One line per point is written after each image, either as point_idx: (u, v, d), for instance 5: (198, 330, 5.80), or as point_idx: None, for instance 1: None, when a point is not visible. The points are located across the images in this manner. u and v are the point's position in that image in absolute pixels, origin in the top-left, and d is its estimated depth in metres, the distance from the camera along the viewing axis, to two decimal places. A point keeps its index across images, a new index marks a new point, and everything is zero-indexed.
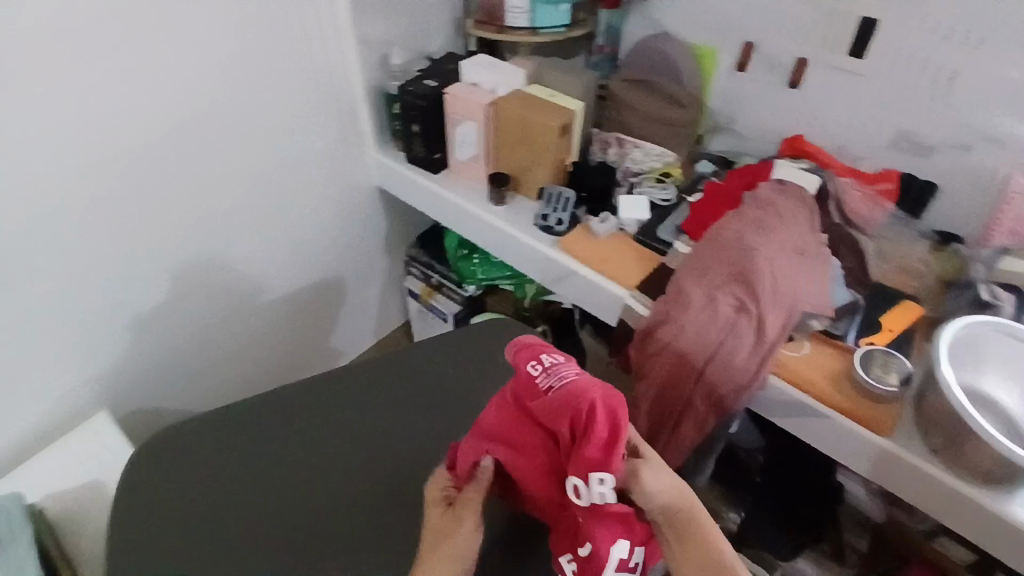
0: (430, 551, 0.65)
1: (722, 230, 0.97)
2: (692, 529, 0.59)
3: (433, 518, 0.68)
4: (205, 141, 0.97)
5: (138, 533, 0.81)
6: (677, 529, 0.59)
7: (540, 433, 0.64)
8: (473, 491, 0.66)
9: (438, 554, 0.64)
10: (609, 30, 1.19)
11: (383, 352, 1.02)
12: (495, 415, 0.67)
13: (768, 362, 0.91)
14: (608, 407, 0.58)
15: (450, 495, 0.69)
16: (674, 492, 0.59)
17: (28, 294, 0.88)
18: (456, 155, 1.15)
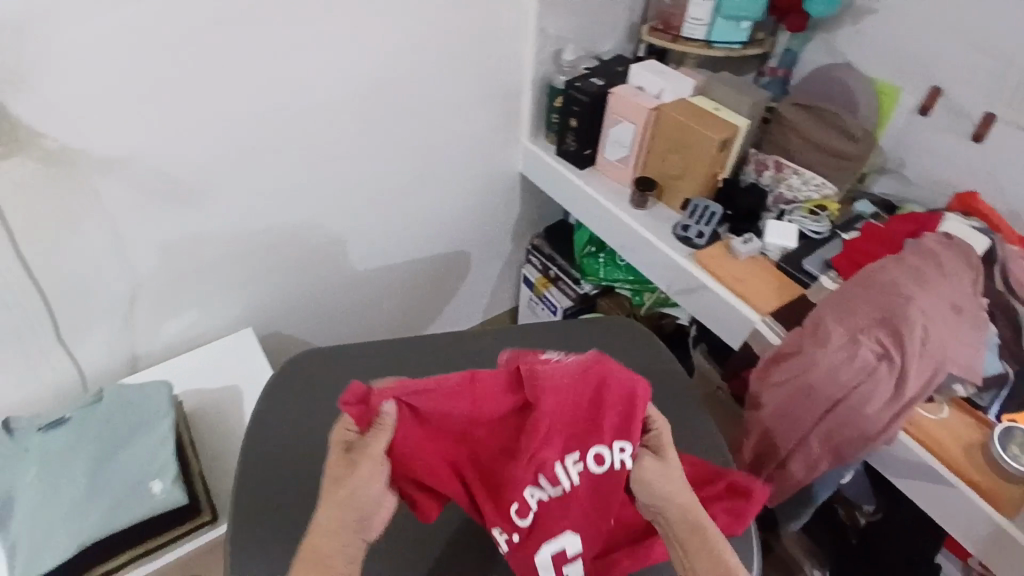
0: (330, 499, 0.61)
1: (875, 273, 0.91)
2: (692, 538, 0.62)
3: (331, 465, 0.62)
4: (388, 104, 1.05)
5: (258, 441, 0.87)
6: (680, 537, 0.62)
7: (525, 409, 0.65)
8: (371, 436, 0.62)
9: (338, 502, 0.60)
10: (785, 55, 1.21)
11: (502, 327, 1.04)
12: (457, 379, 0.65)
13: (902, 416, 0.85)
14: (631, 388, 0.63)
15: (351, 441, 0.63)
16: (679, 500, 0.62)
17: (218, 212, 1.00)
18: (607, 154, 1.18)
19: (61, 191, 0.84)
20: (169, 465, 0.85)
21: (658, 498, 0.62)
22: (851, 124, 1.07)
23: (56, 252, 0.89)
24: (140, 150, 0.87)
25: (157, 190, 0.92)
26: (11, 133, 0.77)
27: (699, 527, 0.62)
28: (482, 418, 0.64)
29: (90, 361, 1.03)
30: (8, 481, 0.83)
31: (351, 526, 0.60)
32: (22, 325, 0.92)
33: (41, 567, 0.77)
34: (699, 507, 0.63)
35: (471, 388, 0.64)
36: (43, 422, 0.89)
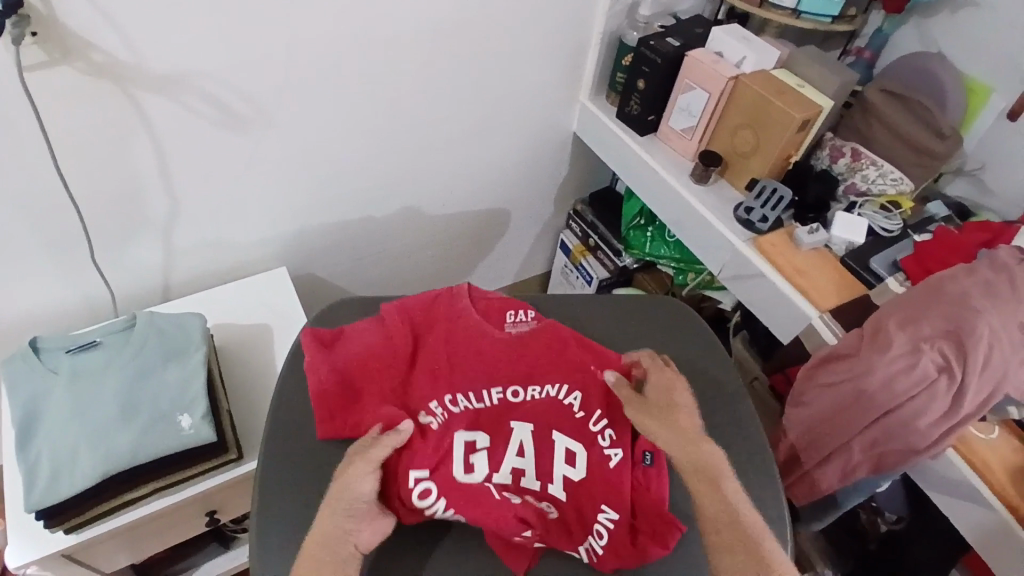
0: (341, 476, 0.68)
1: (945, 281, 0.82)
2: (706, 485, 0.68)
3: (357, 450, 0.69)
4: (450, 48, 0.99)
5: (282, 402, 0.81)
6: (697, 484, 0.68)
7: (448, 343, 0.75)
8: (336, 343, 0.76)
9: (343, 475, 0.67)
10: (876, 35, 1.12)
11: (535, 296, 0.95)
12: (415, 304, 0.77)
13: (951, 432, 0.80)
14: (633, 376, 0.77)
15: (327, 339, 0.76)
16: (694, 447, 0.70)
17: (264, 144, 0.95)
18: (674, 122, 1.11)
19: (106, 106, 0.79)
20: (199, 401, 0.84)
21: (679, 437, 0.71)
22: (941, 119, 0.99)
23: (99, 171, 0.85)
24: (192, 70, 0.81)
25: (205, 114, 0.87)
26: (62, 38, 0.71)
27: (722, 485, 0.68)
28: (423, 368, 0.74)
29: (124, 285, 1.01)
30: (36, 399, 0.81)
31: (340, 534, 0.63)
32: (58, 241, 0.90)
33: (67, 490, 0.76)
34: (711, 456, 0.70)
35: (411, 327, 0.75)
36: (72, 344, 0.86)
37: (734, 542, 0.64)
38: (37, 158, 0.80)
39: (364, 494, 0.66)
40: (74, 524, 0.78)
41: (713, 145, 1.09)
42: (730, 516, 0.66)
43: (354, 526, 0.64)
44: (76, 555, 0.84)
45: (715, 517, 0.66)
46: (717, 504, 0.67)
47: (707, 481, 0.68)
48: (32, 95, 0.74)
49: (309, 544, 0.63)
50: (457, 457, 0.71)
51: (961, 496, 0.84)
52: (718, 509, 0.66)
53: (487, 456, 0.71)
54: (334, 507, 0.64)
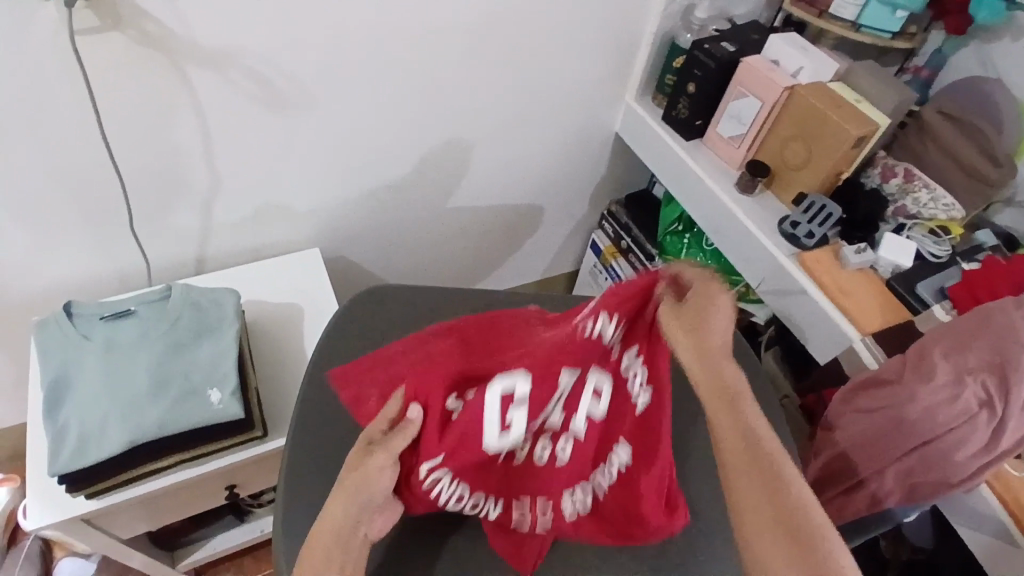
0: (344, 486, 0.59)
1: (995, 314, 0.79)
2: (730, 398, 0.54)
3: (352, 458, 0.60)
4: (501, 38, 0.97)
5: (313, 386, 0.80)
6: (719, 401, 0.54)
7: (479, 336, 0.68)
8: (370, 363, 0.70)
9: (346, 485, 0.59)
10: (934, 55, 1.07)
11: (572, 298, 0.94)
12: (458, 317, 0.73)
13: (989, 466, 0.78)
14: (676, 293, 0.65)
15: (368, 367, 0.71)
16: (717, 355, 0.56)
17: (307, 124, 0.94)
18: (721, 129, 1.09)
19: (155, 76, 0.79)
20: (230, 377, 0.83)
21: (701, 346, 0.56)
22: (999, 146, 0.98)
23: (144, 141, 0.85)
24: (241, 44, 0.80)
25: (250, 91, 0.86)
26: (115, 6, 0.70)
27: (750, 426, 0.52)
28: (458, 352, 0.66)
29: (159, 256, 1.01)
30: (69, 364, 0.81)
31: (349, 529, 0.57)
32: (98, 208, 0.90)
33: (93, 457, 0.76)
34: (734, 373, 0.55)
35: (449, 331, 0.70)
36: (107, 311, 0.85)
37: (745, 465, 0.51)
38: (84, 125, 0.79)
39: (384, 490, 0.59)
40: (95, 490, 0.79)
41: (760, 156, 1.07)
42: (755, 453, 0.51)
43: (365, 520, 0.59)
44: (96, 520, 0.85)
45: (728, 447, 0.52)
46: (735, 422, 0.52)
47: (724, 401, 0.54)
48: (83, 61, 0.73)
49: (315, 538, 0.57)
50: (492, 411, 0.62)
51: (995, 538, 0.81)
52: (735, 434, 0.52)
53: (526, 410, 0.62)
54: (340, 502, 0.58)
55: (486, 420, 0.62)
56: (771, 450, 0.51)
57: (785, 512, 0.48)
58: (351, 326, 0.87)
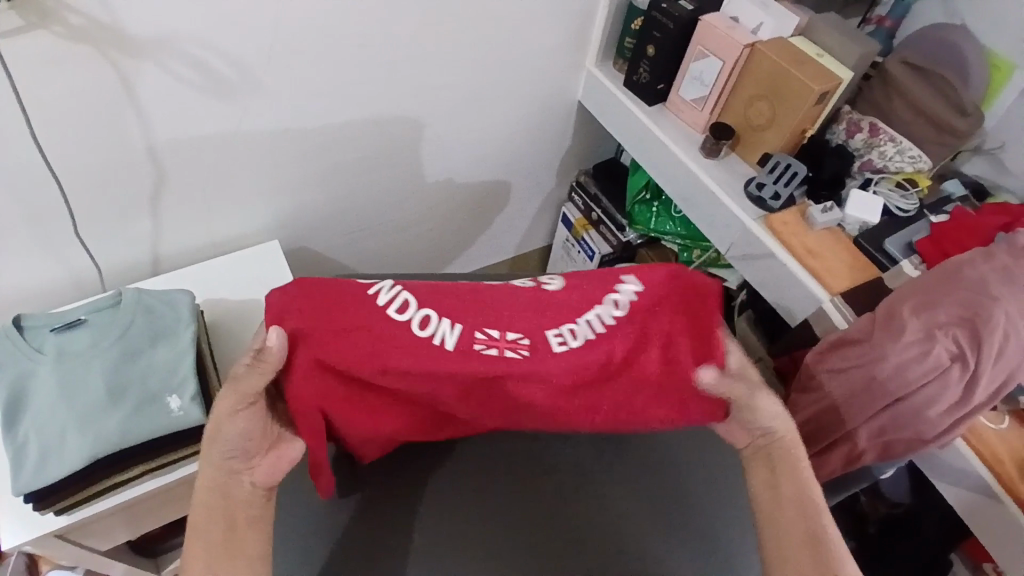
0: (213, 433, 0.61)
1: (962, 266, 0.79)
2: (782, 462, 0.67)
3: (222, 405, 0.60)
4: (453, 9, 0.93)
5: None
6: (770, 463, 0.68)
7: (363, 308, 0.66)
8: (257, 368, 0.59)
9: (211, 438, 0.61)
10: (896, 4, 1.06)
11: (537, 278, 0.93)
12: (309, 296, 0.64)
13: (962, 421, 0.78)
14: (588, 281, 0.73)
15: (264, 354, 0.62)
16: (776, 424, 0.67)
17: (255, 111, 0.90)
18: (684, 91, 1.06)
19: (86, 71, 0.74)
20: (189, 382, 0.81)
21: (753, 418, 0.67)
22: (965, 96, 0.94)
23: (81, 140, 0.80)
24: (174, 31, 0.76)
25: (192, 80, 0.82)
26: (38, 0, 0.66)
27: (791, 460, 0.67)
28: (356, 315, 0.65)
29: (110, 259, 0.97)
30: (20, 379, 0.78)
31: (227, 478, 0.61)
32: (41, 215, 0.86)
33: (56, 473, 0.74)
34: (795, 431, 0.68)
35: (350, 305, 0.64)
36: (57, 322, 0.82)
37: (789, 508, 0.65)
38: (14, 130, 0.75)
39: (238, 432, 0.60)
40: (63, 506, 0.76)
41: (725, 117, 1.04)
42: (801, 494, 0.66)
43: (245, 467, 0.61)
44: (69, 535, 0.83)
45: (783, 486, 0.66)
46: (790, 487, 0.66)
47: (789, 458, 0.67)
48: (6, 61, 0.69)
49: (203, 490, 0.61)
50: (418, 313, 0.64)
51: (970, 489, 0.82)
52: (790, 487, 0.66)
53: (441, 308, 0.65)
54: (211, 450, 0.60)
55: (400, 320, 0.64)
56: (816, 500, 0.65)
57: (807, 536, 0.64)
58: None
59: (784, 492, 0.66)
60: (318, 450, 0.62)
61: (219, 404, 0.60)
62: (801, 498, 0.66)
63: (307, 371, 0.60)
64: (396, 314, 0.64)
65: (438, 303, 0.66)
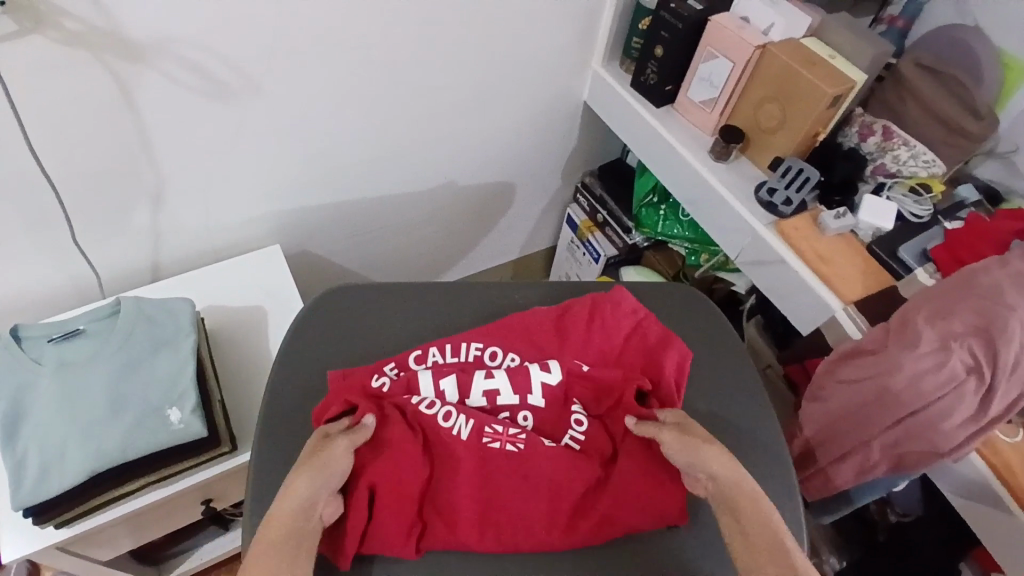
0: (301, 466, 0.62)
1: (977, 272, 0.76)
2: (736, 502, 0.62)
3: (336, 449, 0.63)
4: (457, 10, 0.91)
5: (276, 399, 0.76)
6: (727, 505, 0.63)
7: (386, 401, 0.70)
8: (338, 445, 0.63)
9: (305, 465, 0.62)
10: (909, 3, 1.02)
11: (544, 285, 0.91)
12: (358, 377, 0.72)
13: (978, 435, 0.76)
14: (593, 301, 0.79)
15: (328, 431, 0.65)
16: (716, 469, 0.64)
17: (255, 115, 0.88)
18: (693, 93, 1.04)
19: (82, 77, 0.72)
20: (188, 393, 0.80)
21: (696, 463, 0.65)
22: (979, 100, 0.93)
23: (78, 147, 0.79)
24: (171, 34, 0.74)
25: (191, 85, 0.80)
26: (31, 5, 0.64)
27: (740, 500, 0.62)
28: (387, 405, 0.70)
29: (110, 266, 0.96)
30: (19, 390, 0.76)
31: (309, 506, 0.60)
32: (40, 223, 0.84)
33: (56, 487, 0.73)
34: (743, 473, 0.64)
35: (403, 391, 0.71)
36: (56, 331, 0.80)
37: (755, 545, 0.59)
38: (10, 137, 0.73)
39: (334, 480, 0.62)
40: (63, 519, 0.76)
41: (734, 119, 1.02)
42: (764, 523, 0.60)
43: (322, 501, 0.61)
44: (71, 546, 0.82)
45: (750, 525, 0.60)
46: (755, 521, 0.60)
47: (741, 491, 0.63)
48: (2, 68, 0.67)
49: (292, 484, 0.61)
50: (424, 385, 0.72)
51: (984, 503, 0.80)
52: (754, 522, 0.60)
53: (456, 381, 0.72)
54: (308, 477, 0.61)
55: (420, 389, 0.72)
56: (780, 535, 0.59)
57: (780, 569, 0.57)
58: (315, 325, 0.83)
59: (751, 537, 0.60)
60: (381, 522, 0.64)
61: (330, 450, 0.63)
62: (766, 541, 0.59)
63: (372, 457, 0.66)
64: (426, 410, 0.70)
65: (460, 392, 0.72)
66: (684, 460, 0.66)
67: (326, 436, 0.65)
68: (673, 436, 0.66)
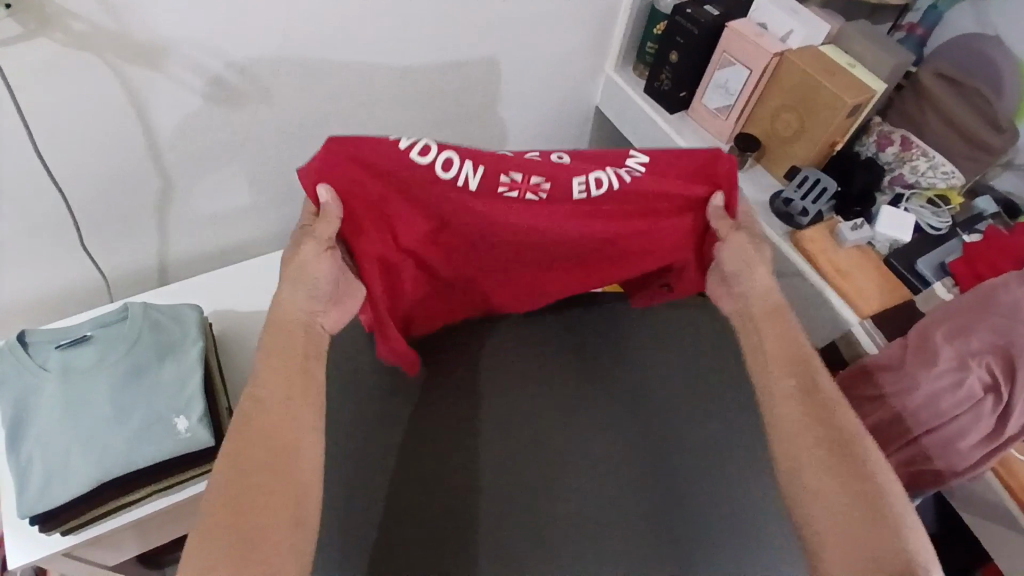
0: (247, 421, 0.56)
1: (997, 290, 0.75)
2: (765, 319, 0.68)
3: (308, 248, 0.63)
4: (469, 13, 0.89)
5: None
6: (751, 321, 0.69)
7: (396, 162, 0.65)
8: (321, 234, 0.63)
9: (257, 417, 0.56)
10: (928, 12, 1.00)
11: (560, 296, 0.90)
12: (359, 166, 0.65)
13: (994, 455, 0.74)
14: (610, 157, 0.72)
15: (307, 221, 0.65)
16: (757, 286, 0.69)
17: (261, 119, 0.87)
18: (708, 100, 1.03)
19: (90, 80, 0.71)
20: (195, 401, 0.79)
21: (739, 272, 0.70)
22: (999, 111, 0.91)
23: (85, 150, 0.78)
24: (180, 37, 0.73)
25: (198, 88, 0.79)
26: (38, 6, 0.63)
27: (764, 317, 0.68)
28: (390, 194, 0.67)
29: (117, 269, 0.95)
30: (25, 396, 0.76)
31: (308, 318, 0.62)
32: (45, 226, 0.83)
33: (60, 496, 0.72)
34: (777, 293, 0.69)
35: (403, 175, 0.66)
36: (62, 338, 0.80)
37: (790, 374, 0.64)
38: (17, 140, 0.72)
39: (326, 275, 0.63)
40: (69, 527, 0.75)
41: (749, 127, 1.01)
42: (795, 351, 0.65)
43: (318, 309, 0.63)
44: (76, 553, 0.81)
45: (769, 344, 0.66)
46: (784, 344, 0.66)
47: (771, 321, 0.67)
48: (7, 71, 0.66)
49: (232, 476, 0.53)
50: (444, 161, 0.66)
51: (999, 522, 0.79)
52: (781, 344, 0.66)
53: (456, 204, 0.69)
54: (294, 289, 0.62)
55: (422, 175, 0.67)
56: (807, 353, 0.65)
57: (809, 398, 0.62)
58: None
59: (772, 352, 0.66)
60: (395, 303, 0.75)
61: (297, 250, 0.63)
62: (794, 353, 0.65)
63: (394, 214, 0.68)
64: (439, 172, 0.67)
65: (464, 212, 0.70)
66: (734, 265, 0.71)
67: (309, 217, 0.65)
68: (736, 244, 0.70)
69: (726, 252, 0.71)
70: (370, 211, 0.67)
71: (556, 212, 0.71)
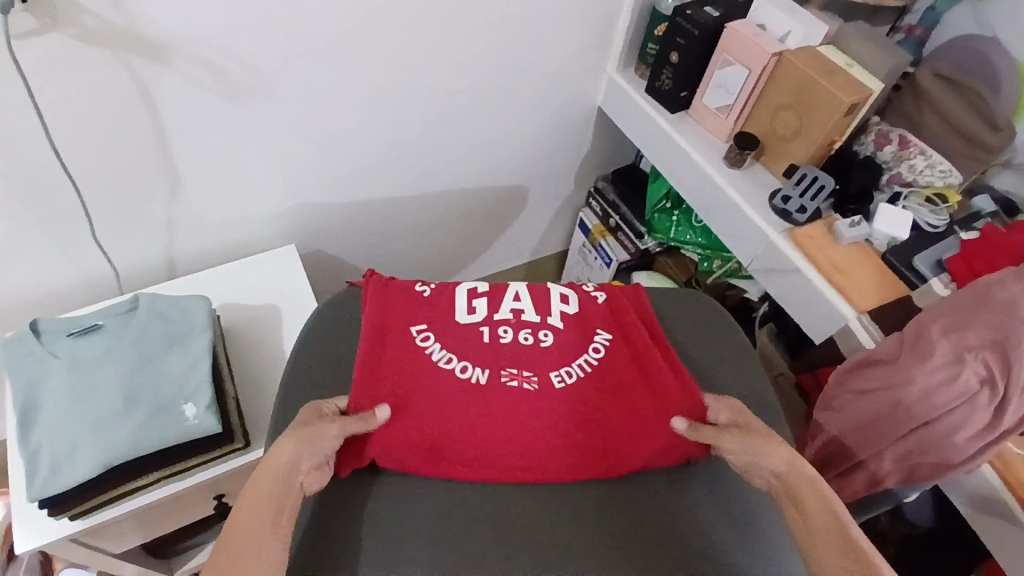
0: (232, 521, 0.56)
1: (993, 287, 0.75)
2: (796, 494, 0.62)
3: (322, 428, 0.63)
4: (471, 13, 0.91)
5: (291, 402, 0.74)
6: (788, 495, 0.62)
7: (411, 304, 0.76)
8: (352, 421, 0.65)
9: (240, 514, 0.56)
10: (927, 13, 1.02)
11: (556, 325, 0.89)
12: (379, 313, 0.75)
13: (990, 446, 0.75)
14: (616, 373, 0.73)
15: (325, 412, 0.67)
16: (778, 463, 0.64)
17: (267, 116, 0.89)
18: (708, 100, 1.04)
19: (103, 76, 0.74)
20: (202, 390, 0.81)
21: (755, 463, 0.65)
22: (998, 111, 0.92)
23: (98, 145, 0.80)
24: (189, 34, 0.75)
25: (205, 84, 0.81)
26: (53, 4, 0.65)
27: (800, 491, 0.62)
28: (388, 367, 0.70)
29: (127, 263, 0.97)
30: (37, 383, 0.78)
31: (290, 472, 0.59)
32: (57, 218, 0.85)
33: (68, 481, 0.73)
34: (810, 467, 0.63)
35: (393, 336, 0.73)
36: (73, 326, 0.82)
37: (820, 529, 0.58)
38: (32, 135, 0.75)
39: (327, 446, 0.63)
40: (77, 512, 0.76)
41: (749, 127, 1.02)
42: (829, 514, 0.59)
43: (305, 464, 0.61)
44: (84, 538, 0.83)
45: (810, 516, 0.59)
46: (818, 510, 0.59)
47: (810, 487, 0.61)
48: (23, 67, 0.68)
49: (242, 504, 0.57)
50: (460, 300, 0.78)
51: (995, 515, 0.79)
52: (818, 510, 0.59)
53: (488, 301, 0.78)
54: (293, 445, 0.61)
55: (414, 356, 0.71)
56: (840, 512, 0.59)
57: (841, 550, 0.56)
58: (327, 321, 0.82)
59: (808, 516, 0.59)
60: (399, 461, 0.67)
61: (325, 425, 0.64)
62: (826, 520, 0.58)
63: (383, 434, 0.66)
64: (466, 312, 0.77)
65: (470, 356, 0.72)
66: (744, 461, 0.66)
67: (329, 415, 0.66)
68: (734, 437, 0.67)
69: (733, 445, 0.66)
70: (386, 352, 0.72)
71: (539, 405, 0.69)
